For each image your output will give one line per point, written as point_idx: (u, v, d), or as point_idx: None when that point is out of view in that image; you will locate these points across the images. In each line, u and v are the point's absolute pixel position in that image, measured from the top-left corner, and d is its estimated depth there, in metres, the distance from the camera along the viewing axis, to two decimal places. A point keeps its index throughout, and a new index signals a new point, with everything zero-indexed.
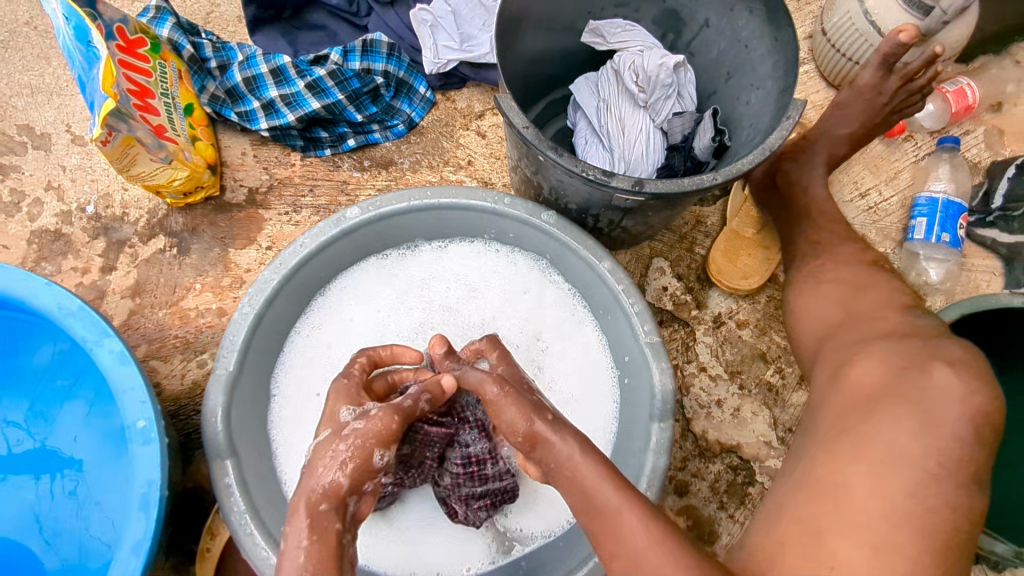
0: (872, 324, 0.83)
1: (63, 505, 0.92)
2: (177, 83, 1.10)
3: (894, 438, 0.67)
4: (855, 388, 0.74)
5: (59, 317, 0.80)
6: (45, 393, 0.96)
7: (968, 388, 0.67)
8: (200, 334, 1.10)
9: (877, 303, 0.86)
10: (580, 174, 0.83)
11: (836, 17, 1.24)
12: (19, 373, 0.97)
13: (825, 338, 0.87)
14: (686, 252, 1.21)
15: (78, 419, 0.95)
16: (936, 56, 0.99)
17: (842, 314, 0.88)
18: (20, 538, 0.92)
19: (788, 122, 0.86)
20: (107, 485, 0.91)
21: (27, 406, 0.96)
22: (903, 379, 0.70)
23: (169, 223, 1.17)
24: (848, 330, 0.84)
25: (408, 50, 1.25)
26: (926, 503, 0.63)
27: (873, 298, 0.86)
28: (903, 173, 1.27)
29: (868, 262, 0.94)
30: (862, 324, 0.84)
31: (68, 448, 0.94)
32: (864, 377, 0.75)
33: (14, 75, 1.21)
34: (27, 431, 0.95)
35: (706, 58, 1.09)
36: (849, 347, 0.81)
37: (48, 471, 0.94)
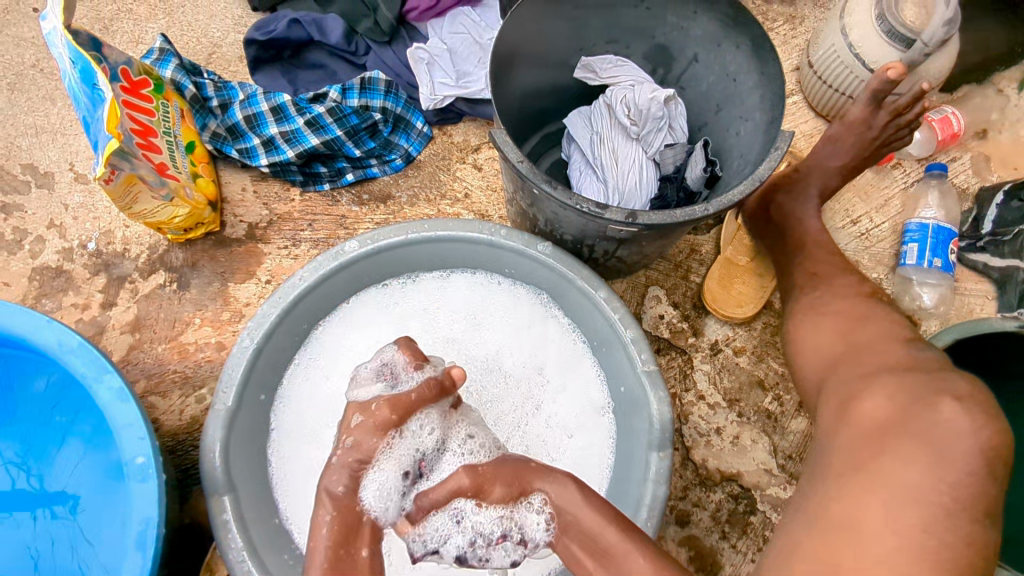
0: (873, 356, 0.81)
1: (58, 543, 0.91)
2: (179, 122, 1.12)
3: (903, 475, 0.63)
4: (862, 421, 0.72)
5: (58, 353, 0.80)
6: (44, 430, 0.96)
7: (974, 422, 0.63)
8: (199, 369, 1.12)
9: (875, 335, 0.84)
10: (574, 207, 0.84)
11: (822, 50, 1.27)
12: (19, 409, 0.97)
13: (825, 368, 0.86)
14: (682, 280, 1.22)
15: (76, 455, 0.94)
16: (924, 92, 1.01)
17: (841, 346, 0.86)
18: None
19: (777, 152, 0.87)
20: (103, 522, 0.90)
21: (26, 442, 0.96)
22: (913, 412, 0.67)
23: (169, 259, 1.18)
24: (848, 359, 0.83)
25: (406, 87, 1.28)
26: (940, 539, 0.59)
27: (873, 327, 0.86)
28: (894, 200, 1.29)
29: (865, 293, 0.93)
30: (863, 355, 0.82)
31: (66, 484, 0.93)
32: (869, 411, 0.72)
33: (19, 116, 1.24)
34: (26, 467, 0.95)
35: (696, 91, 1.12)
36: (851, 381, 0.79)
37: (44, 509, 0.93)
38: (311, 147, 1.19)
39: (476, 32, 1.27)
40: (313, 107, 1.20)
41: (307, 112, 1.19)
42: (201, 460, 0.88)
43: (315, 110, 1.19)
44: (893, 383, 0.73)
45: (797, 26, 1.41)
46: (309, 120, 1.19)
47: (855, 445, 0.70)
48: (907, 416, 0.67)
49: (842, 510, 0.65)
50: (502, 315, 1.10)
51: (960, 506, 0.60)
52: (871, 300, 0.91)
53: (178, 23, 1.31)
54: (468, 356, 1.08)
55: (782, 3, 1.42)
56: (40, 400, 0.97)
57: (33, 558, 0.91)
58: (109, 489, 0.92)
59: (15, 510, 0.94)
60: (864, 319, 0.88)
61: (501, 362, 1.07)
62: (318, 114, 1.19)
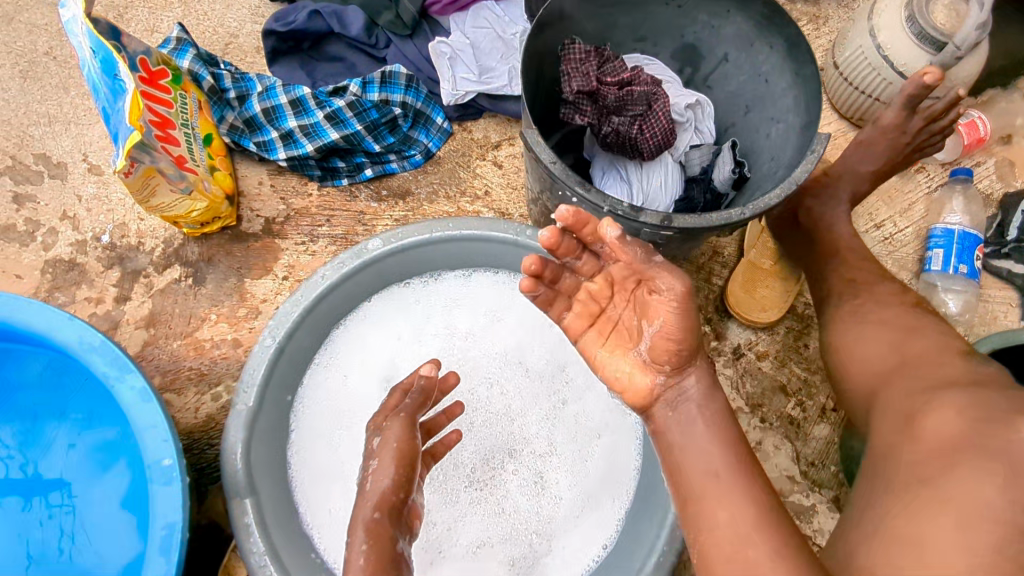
0: (933, 369, 0.80)
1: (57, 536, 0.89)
2: (197, 114, 1.11)
3: (949, 493, 0.62)
4: (930, 440, 0.69)
5: (80, 351, 0.78)
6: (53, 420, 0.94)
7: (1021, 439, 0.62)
8: (215, 366, 1.11)
9: (932, 349, 0.83)
10: (608, 210, 0.82)
11: (848, 52, 1.25)
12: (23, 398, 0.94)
13: (881, 381, 0.84)
14: (704, 283, 1.21)
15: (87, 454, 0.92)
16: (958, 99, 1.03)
17: (896, 358, 0.84)
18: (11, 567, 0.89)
19: (813, 155, 0.85)
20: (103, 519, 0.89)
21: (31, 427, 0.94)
22: (967, 429, 0.67)
23: (185, 253, 1.16)
24: (908, 372, 0.81)
25: (427, 82, 1.25)
26: None
27: (925, 340, 0.85)
28: (917, 205, 1.28)
29: (910, 303, 0.92)
30: (922, 369, 0.80)
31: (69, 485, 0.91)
32: (940, 430, 0.69)
33: (31, 104, 1.21)
34: (31, 461, 0.93)
35: (724, 92, 1.10)
36: (917, 396, 0.76)
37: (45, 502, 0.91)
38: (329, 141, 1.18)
39: (500, 27, 1.24)
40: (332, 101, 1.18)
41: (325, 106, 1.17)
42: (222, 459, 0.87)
43: (335, 104, 1.17)
44: (946, 400, 0.72)
45: (820, 26, 1.39)
46: (327, 113, 1.17)
47: (911, 466, 0.68)
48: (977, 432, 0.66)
49: (884, 527, 0.64)
50: (524, 314, 1.07)
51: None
52: (919, 312, 0.90)
53: (193, 12, 1.29)
54: (486, 353, 1.06)
55: (806, 3, 1.40)
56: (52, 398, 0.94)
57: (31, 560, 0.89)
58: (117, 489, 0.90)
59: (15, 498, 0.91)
60: (916, 331, 0.86)
61: (523, 361, 1.05)
62: (337, 108, 1.17)
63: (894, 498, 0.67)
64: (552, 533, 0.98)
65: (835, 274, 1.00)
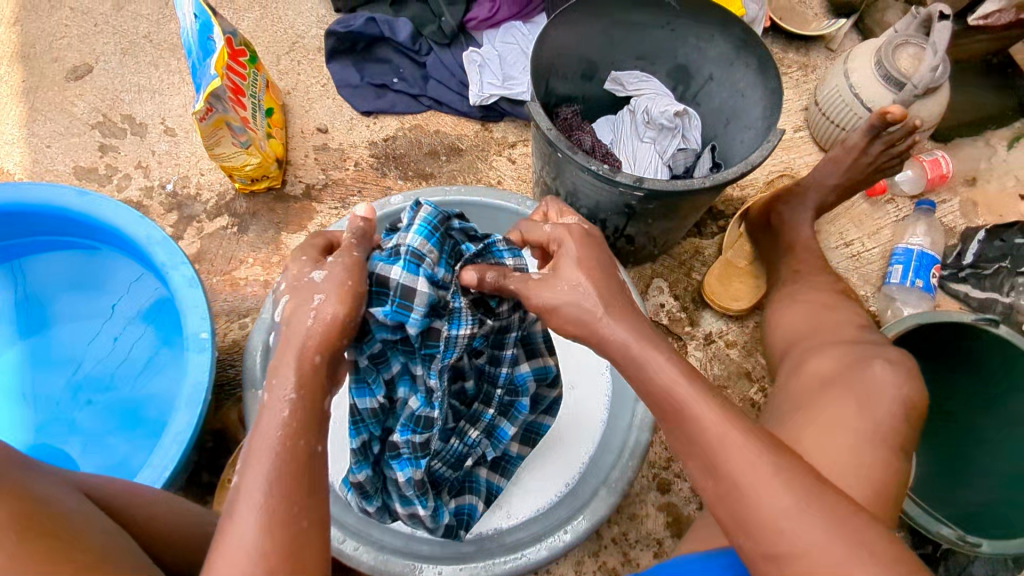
0: (834, 333, 0.97)
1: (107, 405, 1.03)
2: (263, 90, 1.33)
3: (842, 415, 0.83)
4: (815, 375, 0.91)
5: (146, 244, 0.95)
6: (136, 324, 1.07)
7: (899, 380, 0.85)
8: (245, 300, 1.27)
9: (841, 321, 0.99)
10: (590, 169, 0.98)
11: (827, 91, 1.43)
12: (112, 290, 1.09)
13: (795, 342, 1.01)
14: (684, 276, 1.34)
15: (136, 397, 1.03)
16: (915, 128, 1.13)
17: (810, 325, 1.01)
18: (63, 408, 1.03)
19: (768, 144, 1.01)
20: (153, 408, 1.01)
21: (117, 314, 1.08)
22: (853, 370, 0.88)
23: (234, 206, 1.34)
24: (818, 335, 0.98)
25: (457, 84, 1.45)
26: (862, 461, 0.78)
27: (844, 313, 1.01)
28: (885, 229, 1.41)
29: (839, 291, 1.07)
30: (828, 332, 0.98)
31: (89, 374, 1.05)
32: (822, 367, 0.91)
33: (126, 75, 1.44)
34: (112, 341, 1.07)
35: (709, 107, 1.27)
36: (813, 349, 0.96)
37: (111, 368, 1.05)
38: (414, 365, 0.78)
39: (524, 43, 1.44)
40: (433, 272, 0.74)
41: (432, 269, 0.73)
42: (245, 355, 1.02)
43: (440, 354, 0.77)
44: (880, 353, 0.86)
45: (808, 73, 1.57)
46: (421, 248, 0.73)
47: (814, 391, 0.89)
48: (850, 372, 0.87)
49: None
50: None
51: (878, 440, 0.80)
52: (842, 297, 1.05)
53: (269, 15, 1.52)
54: None
55: (797, 53, 1.58)
56: (72, 300, 1.09)
57: (54, 435, 1.01)
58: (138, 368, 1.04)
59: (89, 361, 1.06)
60: (835, 307, 1.03)
61: None
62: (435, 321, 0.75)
63: (790, 415, 0.88)
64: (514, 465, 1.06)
65: (803, 267, 1.13)
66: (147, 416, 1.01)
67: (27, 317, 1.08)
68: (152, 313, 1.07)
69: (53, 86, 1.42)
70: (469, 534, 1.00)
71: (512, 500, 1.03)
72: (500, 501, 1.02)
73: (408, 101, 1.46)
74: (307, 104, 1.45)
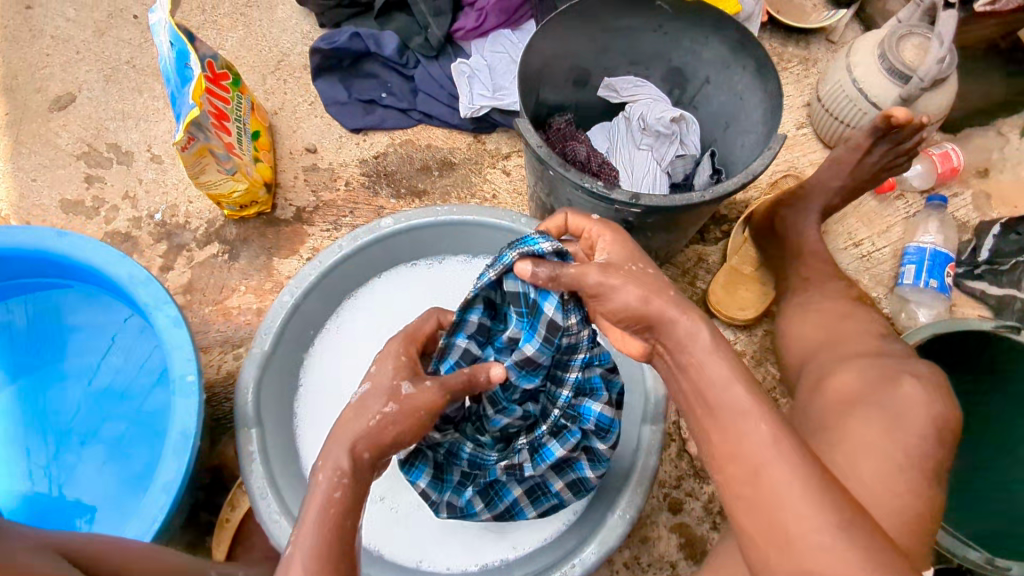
0: (849, 347, 0.93)
1: (98, 447, 1.01)
2: (248, 113, 1.29)
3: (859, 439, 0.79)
4: (830, 394, 0.87)
5: (128, 284, 0.93)
6: (123, 363, 1.05)
7: (921, 398, 0.81)
8: (238, 330, 1.24)
9: (855, 332, 0.95)
10: (584, 187, 0.95)
11: (829, 86, 1.38)
12: (100, 328, 1.06)
13: (807, 357, 0.97)
14: (688, 286, 1.30)
15: (128, 439, 1.01)
16: (922, 125, 1.08)
17: (822, 337, 0.97)
18: (55, 452, 1.01)
19: (769, 152, 0.97)
20: (144, 450, 0.99)
21: (104, 353, 1.05)
22: (870, 389, 0.84)
23: (224, 233, 1.31)
24: (831, 350, 0.94)
25: (447, 97, 1.41)
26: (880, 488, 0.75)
27: (856, 324, 0.97)
28: (895, 227, 1.36)
29: (853, 298, 1.03)
30: (841, 347, 0.94)
31: (78, 419, 1.02)
32: (843, 386, 0.87)
33: (110, 103, 1.41)
34: (100, 381, 1.04)
35: (707, 111, 1.23)
36: (826, 365, 0.92)
37: (100, 409, 1.03)
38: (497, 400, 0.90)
39: (514, 52, 1.40)
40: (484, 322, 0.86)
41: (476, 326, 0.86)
42: (236, 391, 0.99)
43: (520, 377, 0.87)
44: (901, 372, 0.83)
45: (809, 67, 1.52)
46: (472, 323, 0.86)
47: (828, 411, 0.85)
48: (876, 392, 0.84)
49: None
50: None
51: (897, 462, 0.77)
52: (857, 305, 1.01)
53: (253, 33, 1.49)
54: None
55: (796, 46, 1.53)
56: (58, 341, 1.06)
57: (46, 484, 0.99)
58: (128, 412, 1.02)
59: (78, 403, 1.03)
60: (847, 317, 0.99)
61: None
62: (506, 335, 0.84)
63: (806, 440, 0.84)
64: None
65: (812, 275, 1.09)
66: (139, 462, 0.99)
67: (10, 361, 1.05)
68: (142, 351, 1.05)
69: (36, 118, 1.40)
70: (475, 566, 0.99)
71: (518, 529, 1.01)
72: (503, 530, 1.01)
73: (398, 116, 1.42)
74: (295, 124, 1.41)
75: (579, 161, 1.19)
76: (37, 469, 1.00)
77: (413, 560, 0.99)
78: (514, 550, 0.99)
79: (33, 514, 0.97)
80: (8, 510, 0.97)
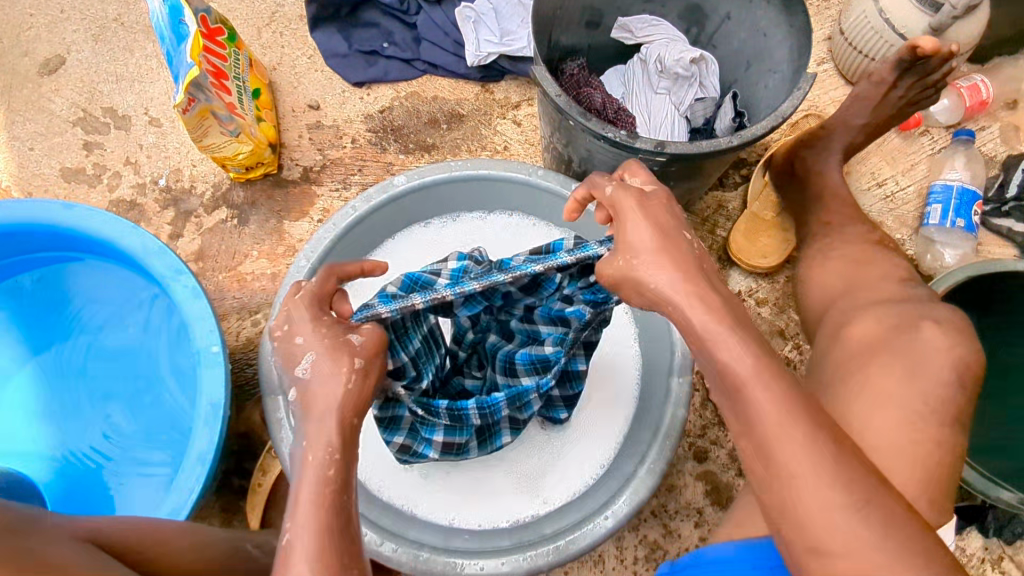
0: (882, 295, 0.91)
1: (123, 418, 1.00)
2: (247, 70, 1.24)
3: (897, 389, 0.79)
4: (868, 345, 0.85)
5: (141, 255, 0.90)
6: (140, 332, 1.03)
7: (955, 345, 0.80)
8: (254, 296, 1.23)
9: (885, 278, 0.93)
10: (606, 137, 0.90)
11: (852, 18, 1.31)
12: (114, 299, 1.04)
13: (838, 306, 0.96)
14: (708, 234, 1.27)
15: (153, 410, 1.00)
16: (951, 55, 1.02)
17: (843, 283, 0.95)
18: (82, 425, 1.00)
19: (799, 92, 0.92)
20: (171, 419, 0.99)
21: (120, 323, 1.04)
22: (896, 333, 0.83)
23: (232, 197, 1.28)
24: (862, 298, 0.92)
25: (451, 44, 1.35)
26: (918, 438, 0.75)
27: (885, 267, 0.95)
28: (920, 165, 1.32)
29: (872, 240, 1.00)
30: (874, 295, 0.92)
31: (101, 393, 1.02)
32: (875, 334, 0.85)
33: (102, 64, 1.36)
34: (119, 353, 1.03)
35: (727, 50, 1.17)
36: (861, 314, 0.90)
37: (122, 382, 1.02)
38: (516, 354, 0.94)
39: None
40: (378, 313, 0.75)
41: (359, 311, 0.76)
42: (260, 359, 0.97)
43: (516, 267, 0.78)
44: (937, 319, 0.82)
45: None
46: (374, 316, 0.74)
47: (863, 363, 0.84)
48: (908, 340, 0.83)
49: None
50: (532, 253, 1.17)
51: (935, 410, 0.77)
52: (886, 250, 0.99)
53: None
54: None
55: None
56: (73, 316, 1.05)
57: (78, 456, 0.99)
58: (152, 382, 1.01)
59: (99, 375, 1.02)
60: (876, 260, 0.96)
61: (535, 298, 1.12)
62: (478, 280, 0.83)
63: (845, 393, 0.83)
64: (548, 451, 1.05)
65: (840, 222, 1.05)
66: (164, 433, 0.99)
67: (28, 337, 1.04)
68: (159, 319, 1.03)
69: (26, 83, 1.34)
70: (507, 522, 1.00)
71: (550, 483, 1.02)
72: (534, 486, 1.02)
73: (401, 67, 1.36)
74: (295, 79, 1.36)
75: (594, 108, 1.15)
76: (67, 442, 1.00)
77: (446, 517, 1.00)
78: (545, 504, 1.01)
79: (68, 486, 0.97)
80: (44, 484, 0.97)
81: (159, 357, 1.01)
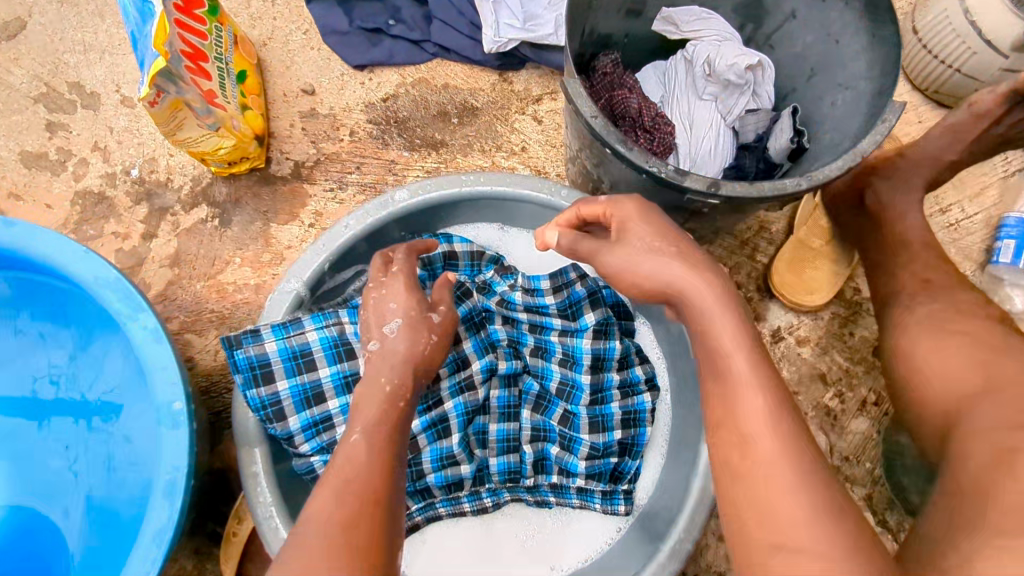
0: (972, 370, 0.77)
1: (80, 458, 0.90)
2: (231, 48, 1.08)
3: None
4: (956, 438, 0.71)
5: (93, 287, 0.76)
6: (98, 359, 0.91)
7: None
8: (236, 310, 1.10)
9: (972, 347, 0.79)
10: (649, 171, 0.74)
11: (929, 17, 1.14)
12: (70, 319, 0.91)
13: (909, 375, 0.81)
14: (747, 259, 1.13)
15: (112, 451, 0.89)
16: None
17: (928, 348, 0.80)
18: (41, 460, 0.91)
19: (884, 125, 0.76)
20: (129, 464, 0.88)
21: (78, 348, 0.91)
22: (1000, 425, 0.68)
23: (212, 193, 1.14)
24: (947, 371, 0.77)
25: (467, 26, 1.18)
26: None
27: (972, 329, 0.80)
28: (990, 190, 1.17)
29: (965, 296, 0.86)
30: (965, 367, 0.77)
31: (59, 426, 0.91)
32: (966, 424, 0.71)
33: (67, 31, 1.19)
34: (76, 381, 0.91)
35: (787, 52, 1.00)
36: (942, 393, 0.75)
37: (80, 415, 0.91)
38: (522, 499, 0.94)
39: None
40: (323, 399, 0.90)
41: (280, 433, 0.86)
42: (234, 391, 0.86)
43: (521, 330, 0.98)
44: None
45: None
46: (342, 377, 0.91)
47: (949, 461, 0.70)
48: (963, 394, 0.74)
49: None
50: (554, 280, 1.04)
51: None
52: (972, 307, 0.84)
53: None
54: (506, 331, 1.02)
55: None
56: (25, 335, 0.93)
57: (33, 494, 0.90)
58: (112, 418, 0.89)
59: (57, 405, 0.91)
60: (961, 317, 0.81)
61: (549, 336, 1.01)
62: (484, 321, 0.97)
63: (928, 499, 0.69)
64: (559, 510, 0.94)
65: (910, 271, 0.90)
66: (123, 480, 0.87)
67: None
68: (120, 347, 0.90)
69: None
70: None
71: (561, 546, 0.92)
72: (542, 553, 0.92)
73: (409, 49, 1.20)
74: (288, 59, 1.20)
75: (632, 115, 1.00)
76: (22, 479, 0.91)
77: None
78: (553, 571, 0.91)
79: (18, 531, 0.89)
80: None
81: (121, 390, 0.89)
